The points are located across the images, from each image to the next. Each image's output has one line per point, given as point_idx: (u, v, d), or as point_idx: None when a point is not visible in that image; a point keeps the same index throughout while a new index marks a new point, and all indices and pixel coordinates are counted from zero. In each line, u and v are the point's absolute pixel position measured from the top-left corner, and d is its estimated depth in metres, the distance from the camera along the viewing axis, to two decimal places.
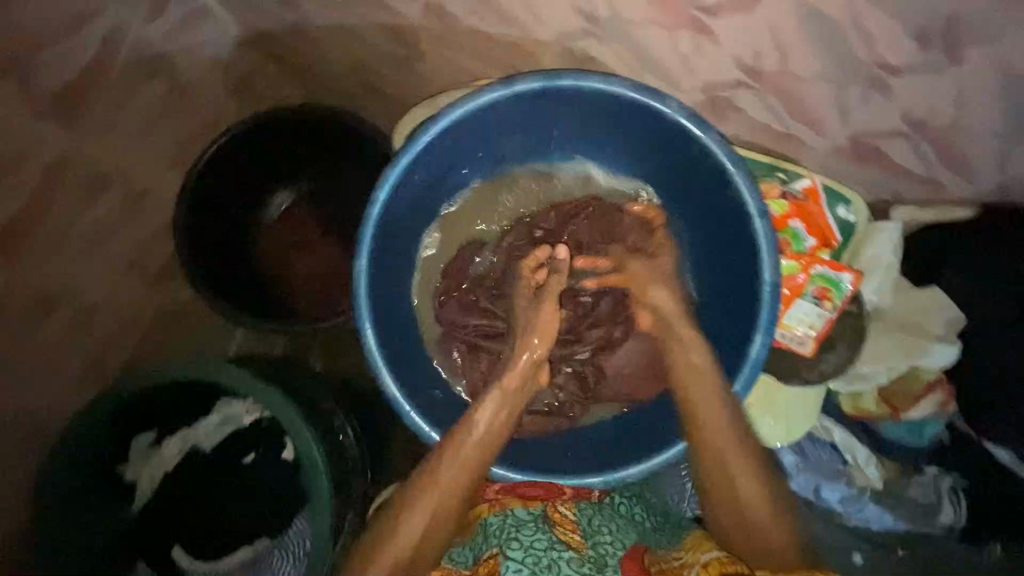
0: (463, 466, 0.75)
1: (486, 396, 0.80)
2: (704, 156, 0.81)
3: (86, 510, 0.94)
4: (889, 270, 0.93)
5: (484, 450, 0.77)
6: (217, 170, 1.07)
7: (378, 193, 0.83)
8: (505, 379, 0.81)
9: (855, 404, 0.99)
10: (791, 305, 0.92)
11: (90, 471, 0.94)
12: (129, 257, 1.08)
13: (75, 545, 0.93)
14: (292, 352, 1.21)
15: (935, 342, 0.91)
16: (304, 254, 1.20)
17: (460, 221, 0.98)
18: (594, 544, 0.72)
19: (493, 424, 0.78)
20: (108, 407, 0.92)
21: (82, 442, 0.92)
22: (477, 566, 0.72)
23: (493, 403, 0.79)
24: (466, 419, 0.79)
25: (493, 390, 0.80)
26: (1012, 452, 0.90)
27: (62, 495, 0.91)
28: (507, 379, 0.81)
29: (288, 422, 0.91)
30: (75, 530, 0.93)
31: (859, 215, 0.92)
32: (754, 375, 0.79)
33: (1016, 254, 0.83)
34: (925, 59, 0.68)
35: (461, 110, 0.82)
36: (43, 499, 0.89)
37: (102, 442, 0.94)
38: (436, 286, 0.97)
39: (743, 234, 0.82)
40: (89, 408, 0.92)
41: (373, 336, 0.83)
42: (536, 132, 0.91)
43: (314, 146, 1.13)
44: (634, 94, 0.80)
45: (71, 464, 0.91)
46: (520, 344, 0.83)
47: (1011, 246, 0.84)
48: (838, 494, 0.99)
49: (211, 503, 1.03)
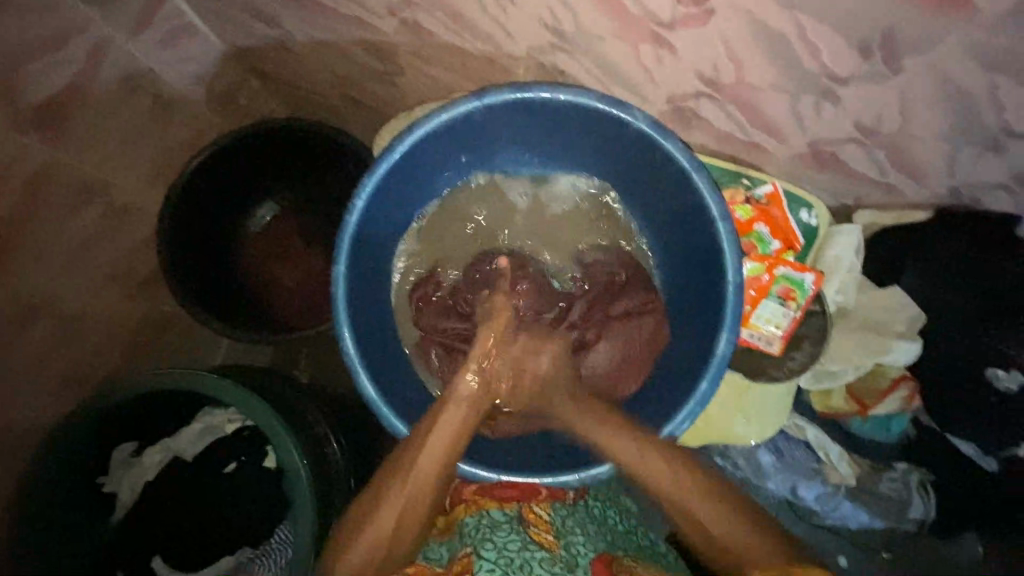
0: (434, 454, 0.77)
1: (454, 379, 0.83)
2: (669, 163, 0.85)
3: (70, 515, 0.93)
4: (850, 271, 0.97)
5: (454, 437, 0.79)
6: (200, 182, 1.09)
7: (356, 202, 0.86)
8: (469, 365, 0.85)
9: (825, 402, 1.01)
10: (757, 305, 0.96)
11: (76, 473, 0.93)
12: (112, 268, 1.10)
13: (63, 550, 0.92)
14: (278, 361, 1.24)
15: (896, 339, 0.94)
16: (287, 265, 1.22)
17: (436, 229, 1.00)
18: (566, 544, 0.74)
19: (461, 403, 0.82)
20: (99, 406, 0.92)
21: (79, 439, 0.92)
22: (451, 565, 0.73)
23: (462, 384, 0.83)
24: (437, 403, 0.83)
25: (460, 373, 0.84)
26: (976, 445, 0.93)
27: (48, 500, 0.89)
28: (472, 363, 0.85)
29: (271, 430, 0.92)
30: (58, 537, 0.91)
31: (821, 219, 0.96)
32: (720, 374, 0.81)
33: (987, 250, 0.87)
34: (869, 70, 0.72)
35: (435, 121, 0.85)
36: (29, 499, 0.87)
37: (92, 443, 0.94)
38: (414, 290, 0.99)
39: (707, 238, 0.85)
40: (82, 408, 0.92)
41: (350, 340, 0.85)
42: (509, 141, 0.94)
43: (295, 158, 1.15)
44: (601, 105, 0.83)
45: (61, 463, 0.90)
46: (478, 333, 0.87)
47: (979, 242, 0.87)
48: (814, 492, 1.03)
49: (194, 511, 1.04)
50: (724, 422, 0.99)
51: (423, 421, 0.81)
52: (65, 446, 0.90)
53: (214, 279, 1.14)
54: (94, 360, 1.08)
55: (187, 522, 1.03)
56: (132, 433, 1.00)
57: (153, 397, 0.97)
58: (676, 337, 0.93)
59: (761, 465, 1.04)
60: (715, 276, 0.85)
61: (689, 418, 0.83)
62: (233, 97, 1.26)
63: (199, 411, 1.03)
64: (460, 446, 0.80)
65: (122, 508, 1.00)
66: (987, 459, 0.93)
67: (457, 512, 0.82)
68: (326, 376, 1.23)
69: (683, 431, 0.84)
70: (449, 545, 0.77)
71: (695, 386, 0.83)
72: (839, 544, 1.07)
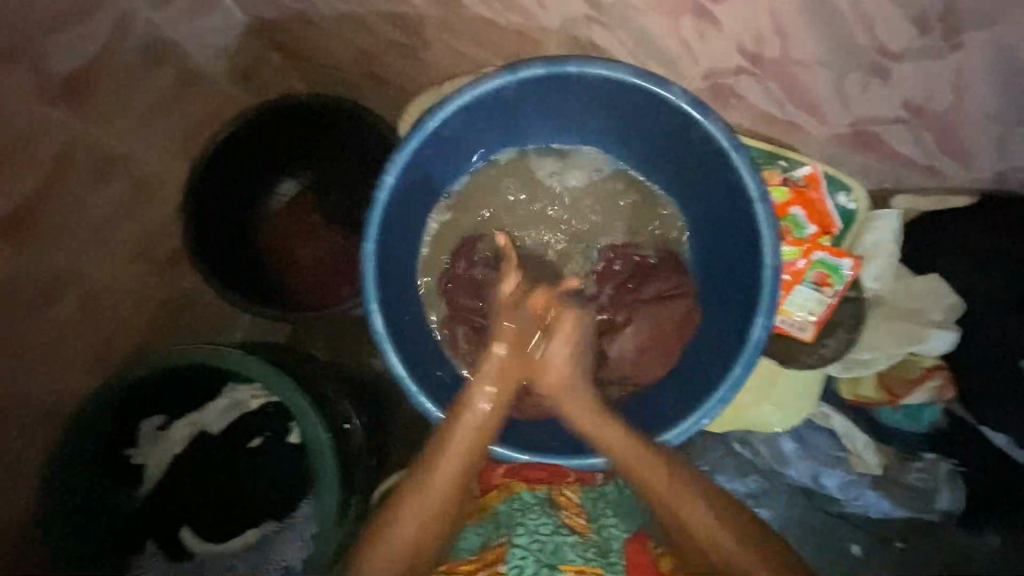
0: (452, 466, 0.75)
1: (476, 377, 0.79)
2: (706, 142, 0.82)
3: (80, 514, 0.93)
4: (889, 256, 0.94)
5: (471, 448, 0.76)
6: (226, 155, 1.08)
7: (385, 178, 0.85)
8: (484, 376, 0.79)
9: (854, 389, 0.99)
10: (791, 291, 0.94)
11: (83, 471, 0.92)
12: (138, 243, 1.10)
13: (72, 554, 0.92)
14: (295, 337, 1.23)
15: (934, 329, 0.91)
16: (308, 242, 1.20)
17: (464, 206, 0.99)
18: (599, 529, 0.77)
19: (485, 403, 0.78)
20: (104, 401, 0.93)
21: (82, 439, 0.92)
22: (481, 551, 0.75)
23: (485, 382, 0.79)
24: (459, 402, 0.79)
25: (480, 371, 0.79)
26: (1010, 436, 0.91)
27: (61, 498, 0.90)
28: (484, 367, 0.79)
29: (297, 409, 0.92)
30: (70, 538, 0.91)
31: (859, 203, 0.93)
32: (754, 359, 0.80)
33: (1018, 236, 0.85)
34: (923, 42, 0.71)
35: (467, 96, 0.84)
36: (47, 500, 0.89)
37: (105, 438, 0.95)
38: (441, 270, 0.99)
39: (744, 221, 0.83)
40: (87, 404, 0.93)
41: (379, 317, 0.84)
42: (542, 116, 0.92)
43: (321, 134, 1.14)
44: (637, 80, 0.81)
45: (69, 462, 0.91)
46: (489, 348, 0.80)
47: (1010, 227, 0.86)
48: (837, 480, 1.00)
49: (217, 484, 1.05)
50: (751, 408, 0.98)
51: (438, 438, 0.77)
52: (75, 447, 0.91)
53: (235, 255, 1.14)
54: (115, 335, 1.08)
55: (212, 493, 1.04)
56: (157, 407, 1.01)
57: (151, 380, 0.97)
58: (707, 324, 0.92)
59: (784, 452, 1.01)
60: (752, 261, 0.83)
61: (720, 404, 0.82)
62: (252, 74, 1.22)
63: (221, 387, 1.03)
64: (476, 455, 0.77)
65: (150, 481, 1.02)
66: (1018, 450, 0.91)
67: (486, 498, 0.82)
68: (344, 355, 1.21)
69: (714, 417, 0.83)
70: (478, 533, 0.77)
71: (728, 370, 0.82)
72: (854, 532, 1.00)
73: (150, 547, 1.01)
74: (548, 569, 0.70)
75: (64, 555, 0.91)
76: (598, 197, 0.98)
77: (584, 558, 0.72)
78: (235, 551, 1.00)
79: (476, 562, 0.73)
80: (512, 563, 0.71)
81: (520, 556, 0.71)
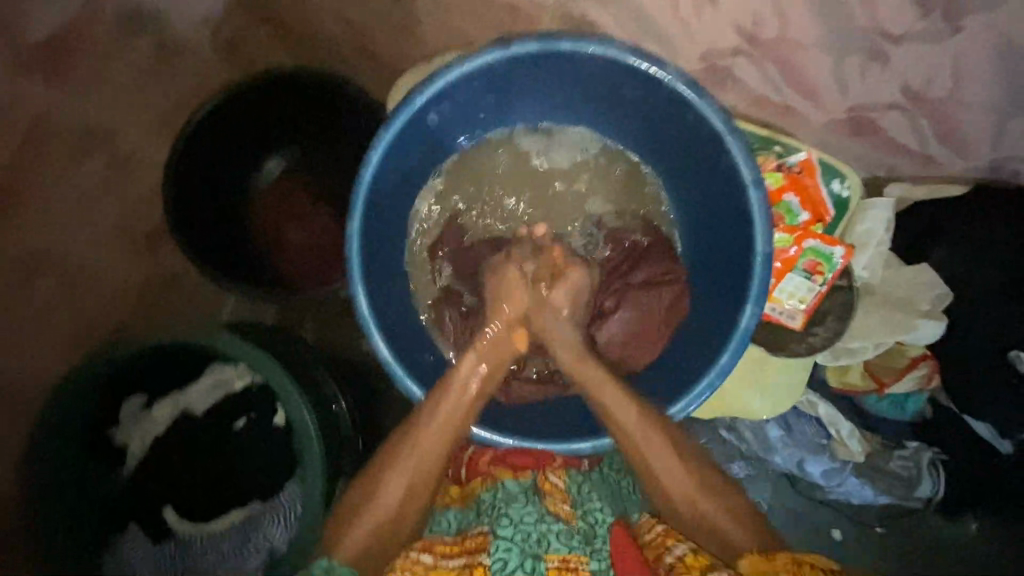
0: (434, 438, 0.76)
1: (464, 355, 0.82)
2: (700, 125, 0.81)
3: (67, 487, 0.94)
4: (879, 246, 0.93)
5: (454, 421, 0.78)
6: (209, 129, 1.05)
7: (372, 156, 0.82)
8: (480, 339, 0.84)
9: (842, 378, 0.99)
10: (782, 279, 0.93)
11: (74, 442, 0.95)
12: (119, 219, 1.07)
13: (68, 523, 0.94)
14: (284, 319, 1.18)
15: (922, 319, 0.91)
16: (293, 222, 1.17)
17: (452, 187, 0.97)
18: (583, 514, 0.75)
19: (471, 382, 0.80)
20: (96, 370, 0.93)
21: (69, 409, 0.93)
22: (461, 538, 0.73)
23: (473, 359, 0.82)
24: (446, 377, 0.81)
25: (471, 350, 0.83)
26: (992, 427, 0.92)
27: (50, 469, 0.92)
28: (483, 340, 0.84)
29: (282, 389, 0.91)
30: (62, 508, 0.93)
31: (853, 190, 0.92)
32: (742, 347, 0.80)
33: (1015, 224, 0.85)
34: (924, 25, 0.76)
35: (458, 72, 0.81)
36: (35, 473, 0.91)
37: (94, 408, 0.96)
38: (430, 251, 0.97)
39: (738, 206, 0.82)
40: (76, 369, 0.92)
41: (364, 299, 0.83)
42: (534, 95, 0.90)
43: (309, 111, 1.11)
44: (633, 60, 0.79)
45: (59, 432, 0.92)
46: (491, 314, 0.86)
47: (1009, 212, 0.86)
48: (821, 468, 1.00)
49: (202, 467, 1.02)
50: (738, 396, 0.98)
51: (422, 412, 0.78)
52: (61, 416, 0.92)
53: (219, 232, 1.11)
54: (96, 315, 1.07)
55: (199, 475, 1.02)
56: (141, 386, 1.00)
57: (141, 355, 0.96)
58: (695, 310, 0.92)
59: (769, 439, 1.01)
60: (744, 247, 0.82)
61: (707, 390, 0.81)
62: (239, 46, 1.14)
63: (208, 366, 1.01)
64: (459, 430, 0.78)
65: (132, 461, 1.01)
66: (1002, 441, 0.92)
67: (472, 484, 0.82)
68: (329, 337, 1.17)
69: (701, 404, 0.82)
70: (458, 516, 0.78)
71: (716, 358, 0.82)
72: (839, 519, 1.05)
73: (133, 528, 1.00)
74: (532, 560, 0.68)
75: (61, 523, 0.94)
76: (588, 179, 0.97)
77: (568, 547, 0.70)
78: (220, 531, 0.99)
79: (455, 545, 0.72)
80: (496, 556, 0.68)
81: (505, 549, 0.69)
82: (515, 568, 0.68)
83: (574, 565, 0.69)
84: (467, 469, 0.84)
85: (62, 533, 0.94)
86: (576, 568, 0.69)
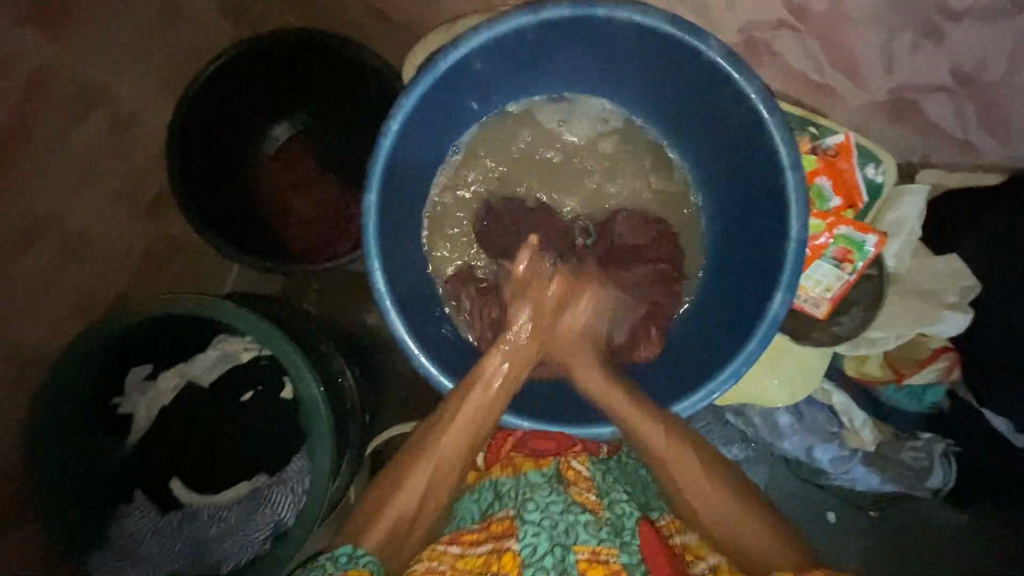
0: (461, 431, 0.76)
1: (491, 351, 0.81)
2: (739, 102, 0.77)
3: (69, 476, 0.91)
4: (912, 234, 0.92)
5: (483, 421, 0.77)
6: (216, 91, 1.00)
7: (391, 125, 0.78)
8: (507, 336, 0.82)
9: (858, 367, 0.97)
10: (811, 265, 0.91)
11: (78, 419, 0.92)
12: (121, 182, 1.04)
13: (74, 506, 0.91)
14: (289, 292, 1.15)
15: (947, 310, 0.89)
16: (301, 190, 1.13)
17: (470, 159, 0.93)
18: (610, 505, 0.73)
19: (495, 384, 0.79)
20: (102, 340, 0.90)
21: (67, 385, 0.89)
22: (488, 523, 0.73)
23: (499, 358, 0.81)
24: (472, 375, 0.80)
25: (498, 346, 0.81)
26: (1012, 423, 0.87)
27: (55, 445, 0.89)
28: (513, 338, 0.82)
29: (290, 364, 0.88)
30: (64, 496, 0.90)
31: (887, 175, 0.90)
32: (769, 335, 0.78)
33: (1014, 200, 0.84)
34: None
35: (484, 36, 0.77)
36: (36, 445, 0.88)
37: (91, 384, 0.92)
38: (445, 226, 0.94)
39: (771, 189, 0.79)
40: (79, 340, 0.89)
41: (381, 275, 0.80)
42: (561, 64, 0.86)
43: (318, 75, 1.06)
44: (671, 29, 0.75)
45: (58, 413, 0.89)
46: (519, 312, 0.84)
47: (1011, 193, 0.85)
48: (829, 454, 0.99)
49: (210, 435, 1.02)
50: (755, 383, 0.96)
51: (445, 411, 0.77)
52: (59, 397, 0.88)
53: (225, 199, 1.07)
54: (98, 282, 1.04)
55: (201, 447, 1.01)
56: (145, 353, 0.98)
57: (138, 328, 0.93)
58: (715, 295, 0.90)
59: (779, 425, 0.99)
60: (775, 232, 0.79)
61: (733, 378, 0.79)
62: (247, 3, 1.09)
63: (216, 337, 1.00)
64: (482, 432, 0.77)
65: (136, 434, 0.99)
66: (1020, 438, 0.87)
67: (492, 471, 0.81)
68: (334, 311, 1.14)
69: (724, 392, 0.80)
70: (477, 502, 0.77)
71: (741, 346, 0.80)
72: (830, 500, 1.04)
73: (138, 498, 0.99)
74: (561, 549, 0.67)
75: (66, 508, 0.90)
76: (610, 154, 0.93)
77: (597, 539, 0.68)
78: (224, 503, 0.98)
79: (481, 533, 0.72)
80: (525, 541, 0.68)
81: (533, 534, 0.68)
82: (544, 554, 0.67)
83: (605, 558, 0.67)
84: (486, 455, 0.84)
85: (70, 517, 0.90)
86: (608, 561, 0.67)
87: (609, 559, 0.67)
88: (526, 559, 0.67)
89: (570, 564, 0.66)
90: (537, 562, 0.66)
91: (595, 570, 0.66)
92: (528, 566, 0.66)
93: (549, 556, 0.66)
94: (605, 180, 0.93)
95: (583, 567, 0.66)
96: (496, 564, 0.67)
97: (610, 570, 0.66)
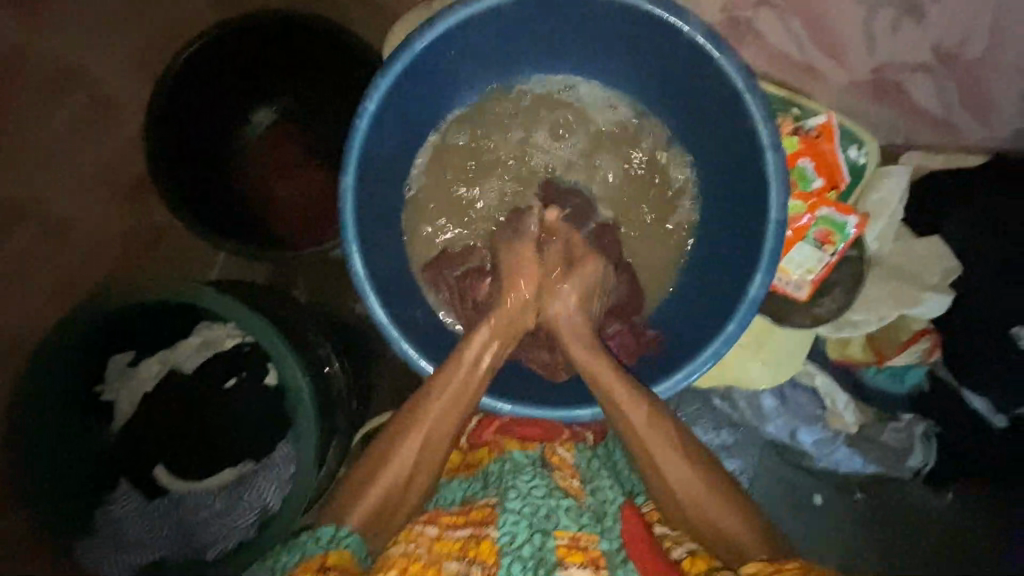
0: (450, 405, 0.76)
1: (478, 330, 0.81)
2: (720, 82, 0.77)
3: (64, 474, 0.92)
4: (892, 219, 0.92)
5: (460, 396, 0.77)
6: (195, 73, 0.98)
7: (367, 105, 0.77)
8: (493, 317, 0.82)
9: (841, 349, 0.97)
10: (792, 248, 0.91)
11: (75, 404, 0.94)
12: (102, 166, 1.04)
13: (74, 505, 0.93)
14: (278, 279, 1.11)
15: (930, 292, 0.89)
16: (285, 177, 1.10)
17: (454, 141, 0.92)
18: (594, 492, 0.74)
19: (481, 363, 0.79)
20: (79, 327, 0.89)
21: (67, 370, 0.91)
22: (468, 508, 0.72)
23: (486, 333, 0.81)
24: (455, 352, 0.79)
25: (484, 326, 0.81)
26: (987, 400, 0.90)
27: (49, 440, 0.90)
28: (496, 319, 0.82)
29: (272, 348, 0.88)
30: (69, 497, 0.92)
31: (870, 156, 0.91)
32: (749, 316, 0.78)
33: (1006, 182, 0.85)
34: None
35: (461, 13, 0.76)
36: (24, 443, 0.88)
37: (80, 369, 0.93)
38: (428, 209, 0.93)
39: (751, 168, 0.79)
40: (61, 324, 0.88)
41: (359, 259, 0.79)
42: (542, 41, 0.86)
43: (298, 54, 1.04)
44: (651, 7, 0.75)
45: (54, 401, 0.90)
46: (507, 285, 0.84)
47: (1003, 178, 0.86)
48: (813, 436, 0.98)
49: (200, 418, 1.01)
50: (739, 367, 0.97)
51: (421, 393, 0.77)
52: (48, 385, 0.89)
53: (206, 183, 1.05)
54: (78, 271, 1.04)
55: (195, 428, 1.01)
56: (127, 342, 0.97)
57: (108, 325, 0.93)
58: (701, 276, 0.89)
59: (764, 408, 0.99)
60: (756, 211, 0.79)
61: (711, 360, 0.79)
62: None
63: (197, 324, 0.99)
64: (469, 404, 0.77)
65: (122, 418, 0.99)
66: (996, 415, 0.91)
67: (476, 454, 0.81)
68: (325, 298, 1.12)
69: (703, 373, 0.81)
70: (462, 488, 0.76)
71: (721, 328, 0.80)
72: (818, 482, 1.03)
73: (123, 487, 0.98)
74: (541, 535, 0.66)
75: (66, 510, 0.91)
76: (598, 135, 0.93)
77: (578, 525, 0.68)
78: (210, 491, 0.98)
79: (461, 516, 0.71)
80: (504, 529, 0.66)
81: (512, 523, 0.67)
82: (522, 542, 0.65)
83: (585, 543, 0.66)
84: (469, 435, 0.85)
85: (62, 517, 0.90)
86: (587, 547, 0.66)
87: (588, 545, 0.66)
88: (504, 547, 0.65)
89: (549, 550, 0.65)
90: (516, 550, 0.65)
91: (574, 556, 0.65)
92: (505, 553, 0.65)
93: (527, 545, 0.65)
94: (591, 162, 0.93)
95: (563, 554, 0.65)
96: (473, 551, 0.66)
97: (589, 556, 0.65)
